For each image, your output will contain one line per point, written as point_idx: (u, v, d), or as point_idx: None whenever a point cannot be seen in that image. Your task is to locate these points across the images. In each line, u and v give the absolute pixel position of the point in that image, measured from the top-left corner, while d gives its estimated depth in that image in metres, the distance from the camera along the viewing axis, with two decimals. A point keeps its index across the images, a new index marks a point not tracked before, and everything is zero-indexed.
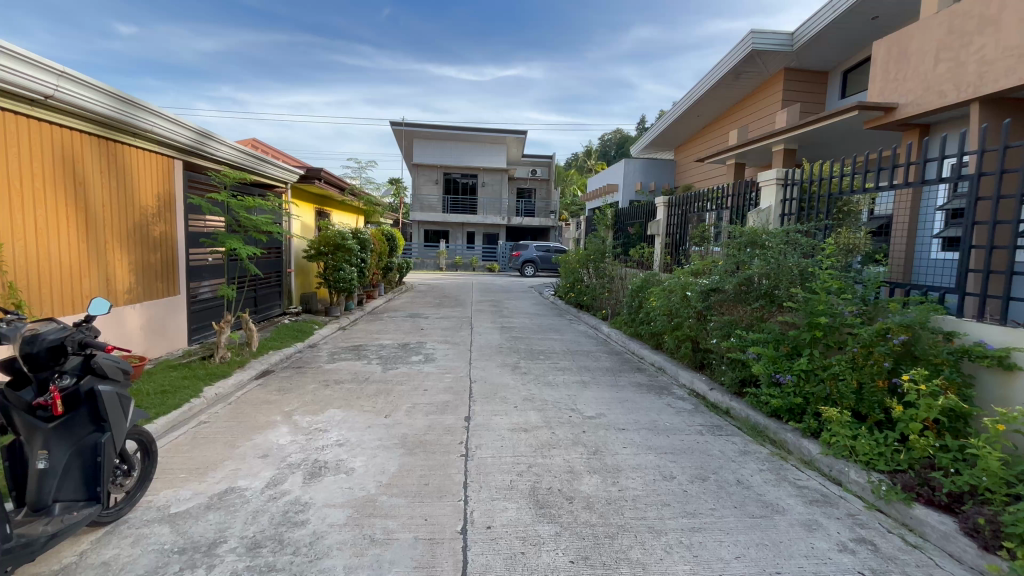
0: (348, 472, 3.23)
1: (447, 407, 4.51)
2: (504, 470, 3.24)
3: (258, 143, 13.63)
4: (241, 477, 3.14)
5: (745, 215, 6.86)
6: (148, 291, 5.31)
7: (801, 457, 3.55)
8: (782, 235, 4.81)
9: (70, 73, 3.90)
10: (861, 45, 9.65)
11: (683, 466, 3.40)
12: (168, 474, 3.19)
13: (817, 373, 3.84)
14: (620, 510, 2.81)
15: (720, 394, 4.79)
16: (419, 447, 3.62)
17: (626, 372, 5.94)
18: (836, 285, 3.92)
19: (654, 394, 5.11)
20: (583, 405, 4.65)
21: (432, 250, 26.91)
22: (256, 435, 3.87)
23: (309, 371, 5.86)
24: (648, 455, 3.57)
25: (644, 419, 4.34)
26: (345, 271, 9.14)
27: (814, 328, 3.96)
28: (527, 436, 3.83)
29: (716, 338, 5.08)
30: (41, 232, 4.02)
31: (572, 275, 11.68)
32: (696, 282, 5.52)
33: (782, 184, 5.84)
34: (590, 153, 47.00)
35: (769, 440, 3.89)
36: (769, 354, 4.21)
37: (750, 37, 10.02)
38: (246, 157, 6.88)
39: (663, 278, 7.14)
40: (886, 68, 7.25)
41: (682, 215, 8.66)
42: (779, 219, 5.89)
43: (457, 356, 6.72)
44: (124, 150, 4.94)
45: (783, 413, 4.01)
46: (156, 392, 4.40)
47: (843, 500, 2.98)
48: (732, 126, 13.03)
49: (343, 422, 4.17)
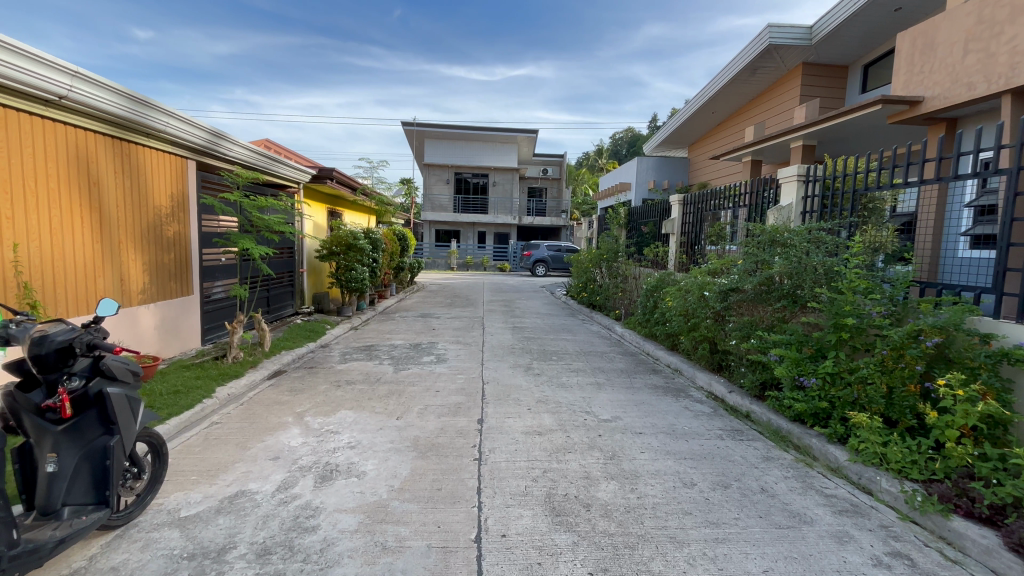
0: (360, 475, 3.18)
1: (460, 409, 4.44)
2: (518, 476, 3.15)
3: (271, 143, 13.70)
4: (252, 480, 3.10)
5: (763, 213, 6.69)
6: (162, 291, 5.32)
7: (827, 464, 3.42)
8: (806, 234, 4.66)
9: (84, 73, 3.90)
10: (884, 38, 9.38)
11: (703, 473, 3.28)
12: (180, 476, 3.16)
13: (843, 376, 3.68)
14: (640, 519, 2.71)
15: (740, 398, 4.65)
16: (431, 450, 3.55)
17: (641, 374, 5.82)
18: (863, 284, 3.76)
19: (670, 396, 4.99)
20: (598, 408, 4.54)
21: (443, 250, 26.95)
22: (268, 437, 3.84)
23: (322, 372, 5.84)
24: (667, 460, 3.46)
25: (661, 422, 4.23)
26: (357, 271, 9.14)
27: (840, 330, 3.82)
28: (542, 440, 3.74)
29: (735, 340, 4.93)
30: (56, 234, 4.04)
31: (584, 274, 11.56)
32: (714, 281, 5.39)
33: (804, 180, 5.67)
34: (602, 153, 46.78)
35: (792, 446, 3.76)
36: (792, 356, 4.05)
37: (767, 31, 9.81)
38: (260, 157, 6.90)
39: (679, 277, 7.00)
40: (911, 60, 7.03)
41: (697, 214, 8.49)
42: (801, 216, 5.72)
43: (469, 356, 6.65)
44: (138, 151, 4.95)
45: (807, 417, 3.87)
46: (169, 392, 4.39)
47: (874, 511, 2.84)
48: (748, 122, 12.80)
49: (355, 423, 4.13)
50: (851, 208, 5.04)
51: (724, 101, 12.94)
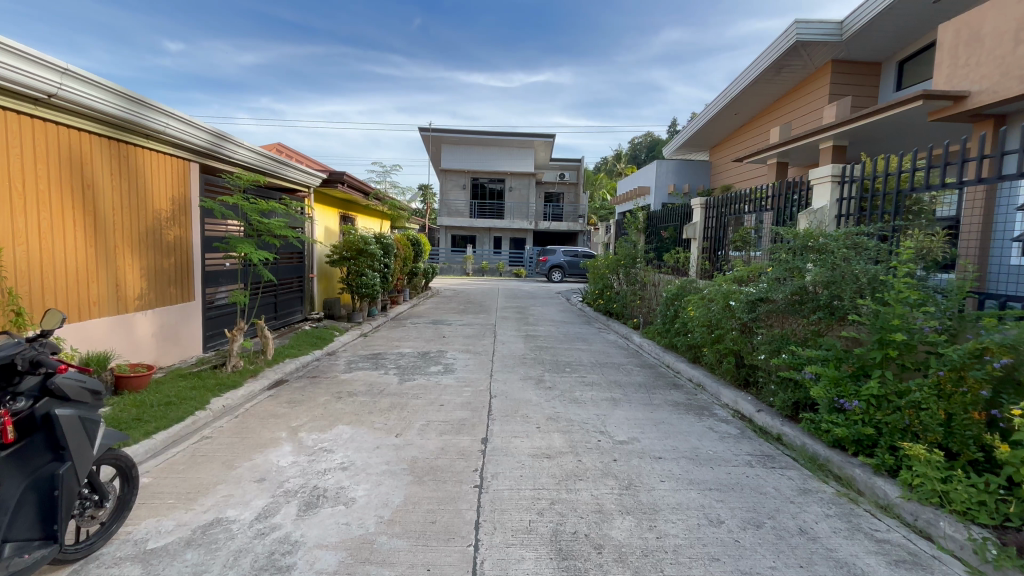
0: (348, 503, 2.89)
1: (464, 427, 4.13)
2: (522, 508, 2.83)
3: (284, 148, 13.69)
4: (230, 507, 2.83)
5: (793, 217, 6.25)
6: (161, 297, 5.18)
7: (875, 500, 3.01)
8: (845, 239, 4.21)
9: (74, 70, 3.75)
10: (921, 33, 8.86)
11: (732, 508, 2.90)
12: (155, 499, 2.92)
13: (892, 400, 3.26)
14: (660, 565, 2.36)
15: (770, 418, 4.23)
16: (429, 475, 3.24)
17: (661, 389, 5.41)
18: (914, 296, 3.32)
19: (692, 415, 4.60)
20: (613, 428, 4.18)
21: (459, 255, 26.85)
22: (257, 454, 3.59)
23: (323, 382, 5.59)
24: (690, 492, 3.08)
25: (683, 446, 3.84)
26: (368, 276, 8.93)
27: (886, 346, 3.39)
28: (550, 465, 3.40)
29: (764, 355, 4.52)
30: (46, 237, 3.89)
31: (601, 281, 11.18)
32: (741, 290, 4.99)
33: (839, 181, 5.16)
34: (620, 157, 46.26)
35: (831, 476, 3.35)
36: (830, 375, 3.63)
37: (794, 28, 9.36)
38: (264, 160, 6.74)
39: (702, 284, 6.59)
40: (955, 53, 6.52)
41: (720, 217, 8.07)
42: (836, 220, 5.21)
43: (478, 367, 6.34)
44: (137, 153, 4.82)
45: (849, 444, 3.44)
46: (160, 404, 4.17)
47: (938, 563, 2.44)
48: (773, 123, 12.25)
49: (351, 441, 3.84)
50: (893, 211, 4.55)
51: (747, 102, 12.44)
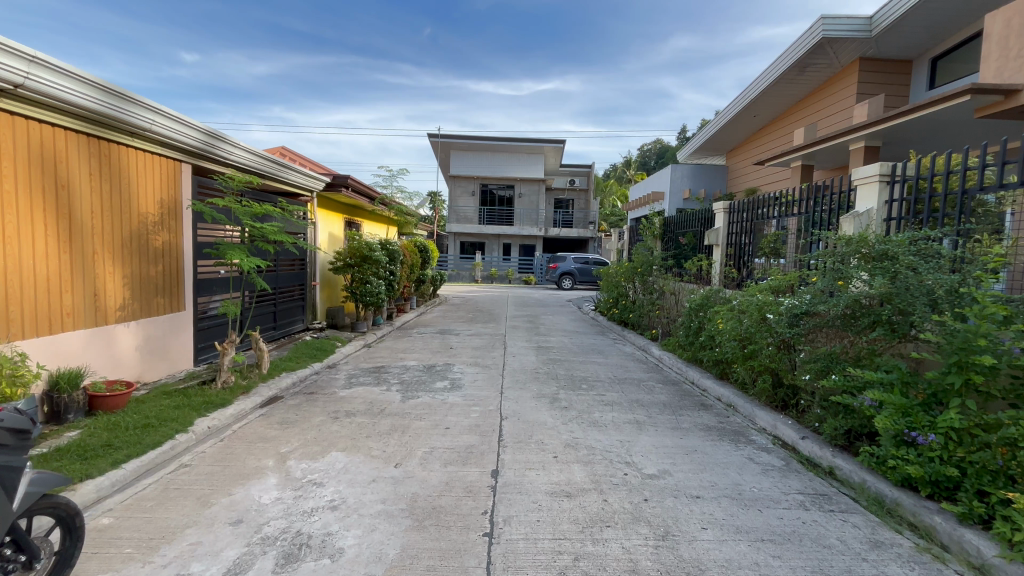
0: (335, 555, 2.44)
1: (471, 456, 3.66)
2: (541, 566, 2.36)
3: (287, 152, 13.40)
4: (195, 560, 2.40)
5: (826, 222, 5.74)
6: (147, 308, 4.82)
7: (966, 560, 2.50)
8: (906, 244, 3.69)
9: (44, 59, 3.36)
10: (957, 28, 8.31)
11: (793, 566, 2.41)
12: (110, 548, 2.48)
13: (979, 435, 2.73)
14: None
15: (818, 448, 3.73)
16: (431, 519, 2.78)
17: (689, 410, 4.92)
18: (1001, 311, 2.78)
19: (728, 442, 4.10)
20: (640, 458, 3.69)
21: (467, 262, 26.45)
22: (237, 488, 3.16)
23: (320, 400, 5.15)
24: (739, 545, 2.59)
25: (723, 481, 3.34)
26: (372, 284, 8.54)
27: (964, 370, 2.86)
28: (571, 507, 2.93)
29: (809, 375, 4.02)
30: (11, 241, 3.51)
31: (615, 289, 10.69)
32: (778, 301, 4.51)
33: (888, 181, 4.63)
34: (629, 164, 45.83)
35: (904, 524, 2.84)
36: (896, 403, 3.08)
37: (819, 24, 8.86)
38: (263, 162, 6.40)
39: (729, 294, 6.11)
40: (1006, 44, 6.00)
41: (745, 222, 7.55)
42: (884, 224, 4.67)
43: (487, 383, 5.87)
44: (120, 153, 4.47)
45: (923, 485, 2.92)
46: (137, 426, 3.77)
47: None
48: (796, 125, 11.74)
49: (344, 472, 3.40)
50: (957, 213, 4.02)
51: (767, 103, 11.94)
